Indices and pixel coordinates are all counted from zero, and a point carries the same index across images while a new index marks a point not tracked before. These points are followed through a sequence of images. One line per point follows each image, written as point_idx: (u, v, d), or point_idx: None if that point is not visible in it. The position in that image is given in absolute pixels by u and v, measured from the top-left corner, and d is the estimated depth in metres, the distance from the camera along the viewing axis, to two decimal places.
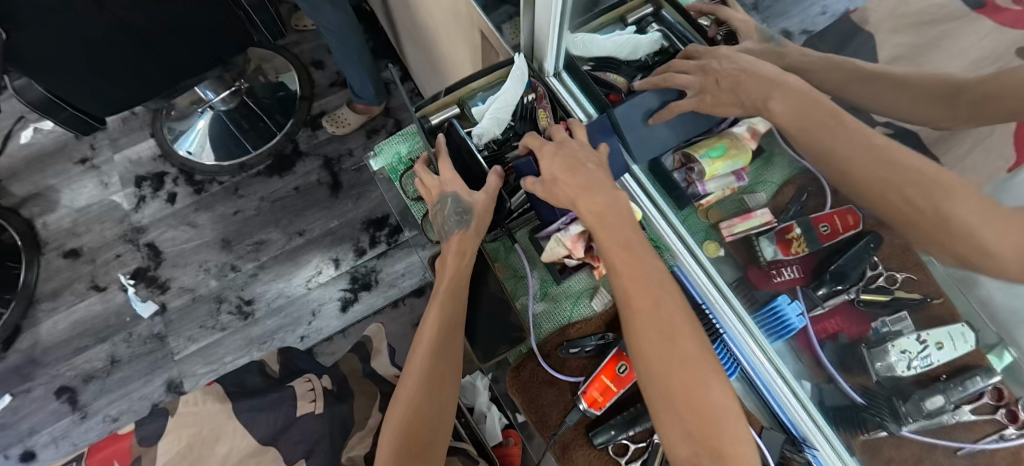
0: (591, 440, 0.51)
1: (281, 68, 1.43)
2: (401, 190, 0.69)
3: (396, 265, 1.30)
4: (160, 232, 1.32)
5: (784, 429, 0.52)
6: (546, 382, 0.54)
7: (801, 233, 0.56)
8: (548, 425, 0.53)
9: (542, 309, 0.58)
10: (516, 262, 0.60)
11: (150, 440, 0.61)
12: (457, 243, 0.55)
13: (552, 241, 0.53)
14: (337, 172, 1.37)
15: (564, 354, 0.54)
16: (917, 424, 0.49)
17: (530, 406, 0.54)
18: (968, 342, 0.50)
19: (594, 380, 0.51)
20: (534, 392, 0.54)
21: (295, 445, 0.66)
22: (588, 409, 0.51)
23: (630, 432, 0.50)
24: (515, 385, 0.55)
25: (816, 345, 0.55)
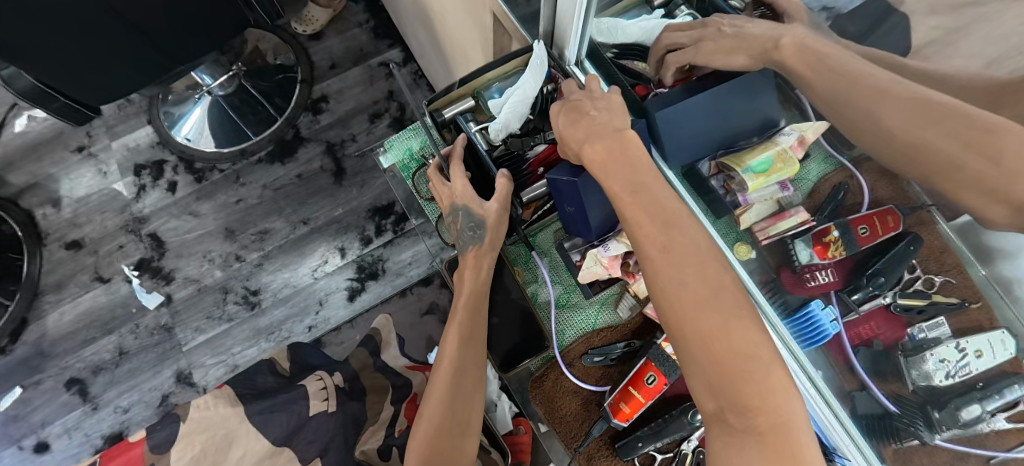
0: (617, 452, 0.50)
1: (280, 50, 1.38)
2: (413, 188, 0.66)
3: (402, 254, 1.28)
4: (162, 222, 1.29)
5: (815, 438, 0.51)
6: (569, 391, 0.53)
7: (839, 236, 0.54)
8: (573, 435, 0.52)
9: (564, 316, 0.56)
10: (536, 269, 0.58)
11: (163, 447, 0.59)
12: (473, 258, 0.55)
13: (588, 260, 0.53)
14: (340, 158, 1.34)
15: (588, 363, 0.53)
16: (951, 432, 0.48)
17: (552, 415, 0.53)
18: (1009, 350, 0.48)
19: (621, 391, 0.49)
20: (556, 401, 0.53)
21: (309, 445, 0.65)
22: (615, 420, 0.50)
23: (658, 443, 0.48)
24: (538, 395, 0.53)
25: (849, 351, 0.53)
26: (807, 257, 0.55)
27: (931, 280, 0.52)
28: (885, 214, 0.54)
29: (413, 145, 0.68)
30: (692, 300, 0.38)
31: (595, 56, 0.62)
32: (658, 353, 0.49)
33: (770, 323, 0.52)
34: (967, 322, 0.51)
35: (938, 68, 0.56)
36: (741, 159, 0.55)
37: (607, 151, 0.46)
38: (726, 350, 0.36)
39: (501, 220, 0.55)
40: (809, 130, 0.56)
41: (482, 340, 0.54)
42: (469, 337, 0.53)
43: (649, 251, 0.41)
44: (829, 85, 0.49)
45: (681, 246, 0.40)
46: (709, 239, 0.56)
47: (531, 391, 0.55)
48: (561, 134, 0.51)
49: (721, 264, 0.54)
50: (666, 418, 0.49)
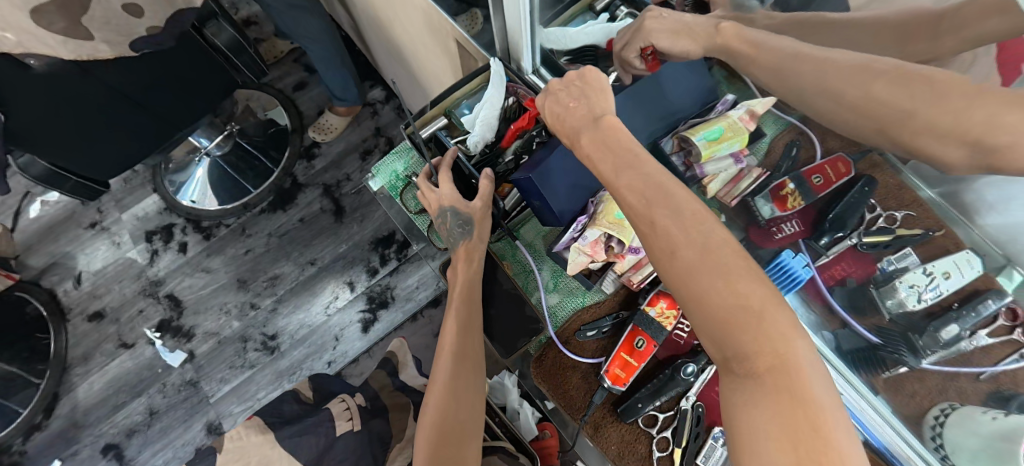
0: (619, 415, 0.53)
1: (268, 104, 1.46)
2: (403, 206, 0.71)
3: (408, 279, 1.32)
4: (177, 282, 1.35)
5: None
6: (568, 367, 0.56)
7: (795, 188, 0.58)
8: (577, 407, 0.55)
9: (555, 300, 0.59)
10: (523, 259, 0.63)
11: None
12: (464, 251, 0.60)
13: (572, 251, 0.54)
14: (338, 198, 1.39)
15: (582, 337, 0.56)
16: (937, 355, 0.51)
17: (556, 391, 0.56)
18: (975, 269, 0.52)
19: (614, 358, 0.54)
20: (559, 379, 0.56)
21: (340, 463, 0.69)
22: (612, 386, 0.53)
23: (656, 402, 0.52)
24: (540, 375, 0.57)
25: (825, 292, 0.56)
26: (771, 211, 0.58)
27: (892, 217, 0.56)
28: (835, 161, 0.57)
29: (398, 167, 0.72)
30: (683, 269, 0.40)
31: (549, 62, 0.66)
32: (643, 317, 0.54)
33: None
34: (933, 249, 0.55)
35: (867, 22, 0.62)
36: (695, 130, 0.58)
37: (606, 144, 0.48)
38: (727, 307, 0.38)
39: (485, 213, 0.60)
40: (758, 103, 0.59)
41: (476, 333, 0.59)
42: (467, 331, 0.58)
43: (644, 231, 0.42)
44: (782, 60, 0.54)
45: (666, 221, 0.41)
46: None
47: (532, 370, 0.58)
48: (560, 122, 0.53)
49: None
50: (663, 377, 0.53)
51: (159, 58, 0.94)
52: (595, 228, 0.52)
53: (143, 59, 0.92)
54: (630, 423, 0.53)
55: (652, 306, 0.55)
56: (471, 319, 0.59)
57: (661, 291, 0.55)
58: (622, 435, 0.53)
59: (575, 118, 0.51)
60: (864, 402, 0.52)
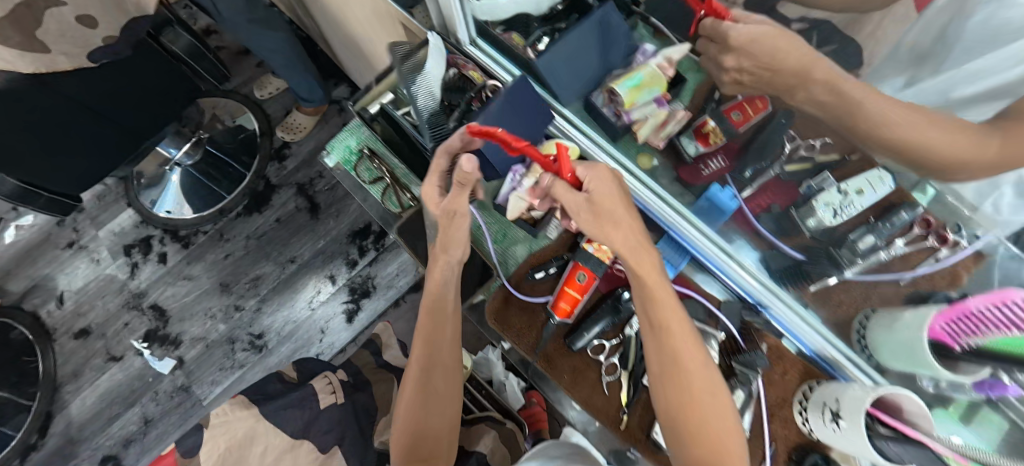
0: (570, 346, 0.58)
1: (236, 111, 1.48)
2: (358, 177, 0.77)
3: (387, 267, 1.35)
4: (160, 292, 1.37)
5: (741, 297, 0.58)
6: (521, 308, 0.60)
7: (716, 126, 0.62)
8: (529, 343, 0.60)
9: (503, 248, 0.67)
10: (470, 214, 0.69)
11: (192, 451, 0.64)
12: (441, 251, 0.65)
13: (513, 199, 0.62)
14: (312, 195, 1.41)
15: (532, 280, 0.61)
16: (859, 266, 0.56)
17: (510, 331, 0.60)
18: (886, 184, 0.57)
19: (562, 294, 0.58)
20: (509, 318, 0.60)
21: (325, 434, 0.74)
22: (562, 320, 0.58)
23: (598, 329, 0.58)
24: (497, 318, 0.60)
25: (751, 220, 0.60)
26: (696, 149, 0.62)
27: (812, 145, 0.60)
28: (754, 99, 0.62)
29: (351, 142, 0.77)
30: (687, 396, 0.49)
31: (483, 33, 0.67)
32: (584, 254, 0.59)
33: (689, 222, 0.59)
34: (850, 170, 0.59)
35: None
36: (618, 80, 0.62)
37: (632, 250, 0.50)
38: (709, 420, 0.48)
39: (447, 214, 0.59)
40: (674, 51, 0.63)
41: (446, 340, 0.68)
42: (435, 320, 0.67)
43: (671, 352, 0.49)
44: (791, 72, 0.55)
45: (689, 358, 0.49)
46: (616, 161, 0.63)
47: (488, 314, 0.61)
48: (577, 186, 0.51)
49: (634, 180, 0.61)
50: (600, 307, 0.59)
51: (119, 68, 0.96)
52: (532, 174, 0.58)
53: (104, 70, 0.93)
54: (580, 354, 0.58)
55: (591, 243, 0.60)
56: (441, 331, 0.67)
57: None
58: (573, 365, 0.58)
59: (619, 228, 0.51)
60: (795, 316, 0.55)
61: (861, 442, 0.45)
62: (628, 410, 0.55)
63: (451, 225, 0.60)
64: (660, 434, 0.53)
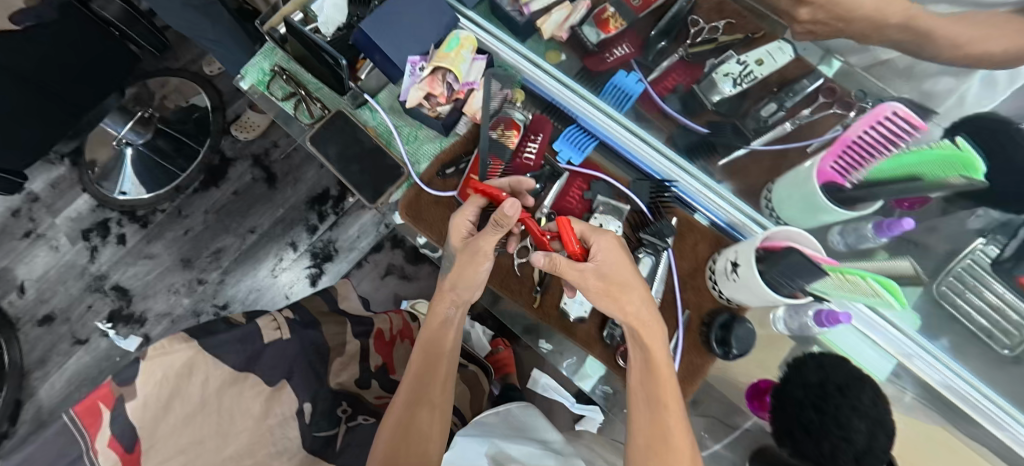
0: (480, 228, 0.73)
1: (189, 93, 1.44)
2: (272, 96, 0.84)
3: (349, 231, 1.34)
4: (122, 273, 1.36)
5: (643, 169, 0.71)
6: (440, 202, 0.74)
7: (615, 12, 0.70)
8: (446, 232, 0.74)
9: (411, 147, 0.79)
10: (384, 122, 0.80)
11: (127, 379, 0.63)
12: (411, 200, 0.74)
13: (411, 89, 0.71)
14: (268, 165, 1.39)
15: (445, 178, 0.73)
16: (766, 137, 0.65)
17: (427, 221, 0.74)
18: (786, 54, 0.67)
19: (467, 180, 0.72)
20: (425, 211, 0.74)
21: (270, 369, 0.77)
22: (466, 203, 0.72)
23: None
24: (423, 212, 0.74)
25: (658, 102, 0.70)
26: (600, 37, 0.71)
27: (714, 27, 0.70)
28: None
29: (266, 66, 0.85)
30: (659, 434, 0.55)
31: None
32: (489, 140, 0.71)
33: (602, 112, 0.70)
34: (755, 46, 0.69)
35: None
36: None
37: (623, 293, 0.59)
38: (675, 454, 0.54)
39: (467, 250, 0.67)
40: None
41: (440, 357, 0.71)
42: (427, 357, 0.71)
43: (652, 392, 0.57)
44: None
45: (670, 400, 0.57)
46: (527, 59, 0.74)
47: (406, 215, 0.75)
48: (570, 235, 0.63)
49: (535, 70, 0.73)
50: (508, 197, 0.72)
51: (48, 34, 0.95)
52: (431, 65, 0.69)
53: (38, 43, 0.94)
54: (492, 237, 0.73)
55: (495, 130, 0.71)
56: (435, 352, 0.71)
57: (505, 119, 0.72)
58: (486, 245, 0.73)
59: (625, 288, 0.59)
60: (691, 179, 0.67)
61: (754, 283, 0.57)
62: (540, 287, 0.77)
63: (470, 262, 0.67)
64: (569, 303, 0.76)
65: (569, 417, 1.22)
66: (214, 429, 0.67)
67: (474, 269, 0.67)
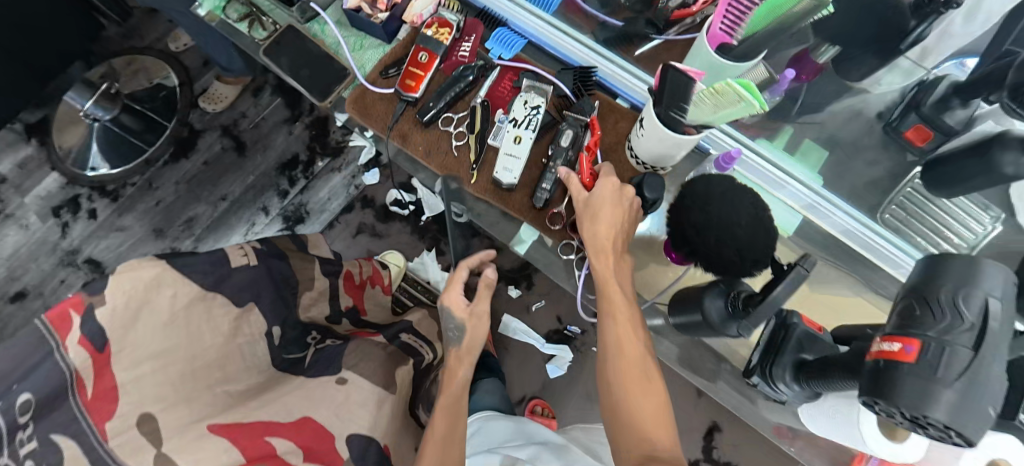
0: (420, 120, 0.76)
1: (156, 70, 1.46)
2: (226, 17, 0.88)
3: (319, 193, 1.37)
4: (95, 246, 1.37)
5: (564, 63, 0.79)
6: (380, 98, 0.78)
7: None
8: (386, 126, 0.77)
9: (359, 57, 0.84)
10: (331, 36, 0.85)
11: (95, 289, 0.63)
12: (358, 98, 0.78)
13: None
14: (237, 135, 1.42)
15: (386, 77, 0.78)
16: (675, 30, 0.73)
17: (366, 115, 0.78)
18: None
19: (407, 73, 0.76)
20: (371, 106, 0.78)
21: (238, 292, 0.79)
22: (408, 95, 0.75)
23: (445, 101, 0.75)
24: (365, 109, 0.78)
25: (582, 5, 0.80)
26: None
27: None
28: None
29: None
30: (637, 372, 0.61)
31: None
32: (425, 38, 0.76)
33: (531, 15, 0.79)
34: None
35: None
36: None
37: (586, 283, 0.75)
38: (648, 390, 0.60)
39: (474, 315, 0.89)
40: None
41: (459, 408, 0.79)
42: (450, 413, 0.78)
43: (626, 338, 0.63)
44: None
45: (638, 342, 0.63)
46: None
47: (350, 108, 0.78)
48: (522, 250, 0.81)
49: None
50: (445, 87, 0.76)
51: None
52: None
53: None
54: (428, 128, 0.76)
55: (430, 30, 0.77)
56: (456, 403, 0.80)
57: (438, 19, 0.78)
58: (424, 136, 0.76)
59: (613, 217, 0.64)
60: (611, 65, 0.76)
61: (655, 130, 0.59)
62: (477, 163, 0.74)
63: (477, 323, 0.90)
64: (500, 170, 0.72)
65: (540, 358, 1.27)
66: (184, 340, 0.70)
67: (482, 330, 0.90)
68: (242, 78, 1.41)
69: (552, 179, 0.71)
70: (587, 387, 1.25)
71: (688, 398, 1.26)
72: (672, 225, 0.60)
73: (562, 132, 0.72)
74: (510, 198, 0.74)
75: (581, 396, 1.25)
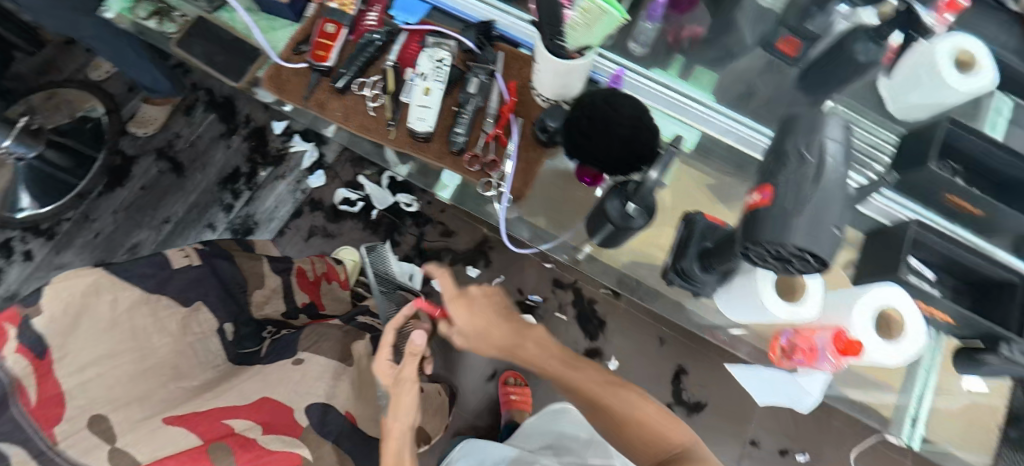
0: (336, 87, 0.76)
1: (77, 100, 1.40)
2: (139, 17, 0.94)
3: (265, 202, 1.36)
4: (34, 289, 1.31)
5: (465, 20, 0.83)
6: (294, 71, 0.77)
7: None
8: (302, 97, 0.77)
9: (269, 37, 0.85)
10: (240, 21, 0.87)
11: (28, 299, 0.62)
12: (273, 75, 0.77)
13: None
14: (173, 156, 1.40)
15: (298, 52, 0.77)
16: None
17: (283, 89, 0.77)
18: None
19: (318, 44, 0.76)
20: (287, 83, 0.77)
21: (184, 293, 0.78)
22: (320, 65, 0.75)
23: (358, 66, 0.76)
24: (281, 83, 0.77)
25: None
26: None
27: None
28: None
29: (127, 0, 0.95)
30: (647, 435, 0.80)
31: None
32: (331, 12, 0.78)
33: None
34: None
35: None
36: None
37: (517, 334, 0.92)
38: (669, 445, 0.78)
39: (399, 381, 0.76)
40: None
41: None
42: None
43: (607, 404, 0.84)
44: None
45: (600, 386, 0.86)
46: None
47: (267, 86, 0.77)
48: (466, 325, 0.91)
49: None
50: (357, 53, 0.77)
51: None
52: None
53: None
54: (343, 94, 0.76)
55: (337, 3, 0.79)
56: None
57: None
58: (341, 103, 0.77)
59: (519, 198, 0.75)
60: (508, 18, 0.81)
61: (547, 63, 0.63)
62: (394, 120, 0.75)
63: (405, 391, 0.75)
64: (414, 121, 0.72)
65: None
66: (133, 343, 0.69)
67: (409, 394, 0.75)
68: (170, 99, 1.39)
69: (464, 125, 0.73)
70: None
71: (651, 347, 1.32)
72: (570, 144, 0.64)
73: (469, 81, 0.75)
74: (428, 148, 0.75)
75: None
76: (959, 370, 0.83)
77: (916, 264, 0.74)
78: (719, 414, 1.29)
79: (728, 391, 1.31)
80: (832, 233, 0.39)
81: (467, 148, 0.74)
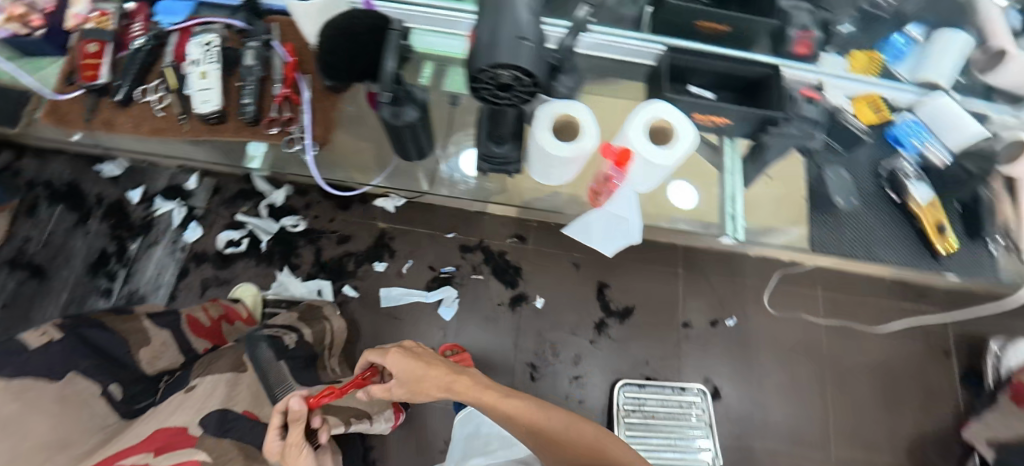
0: (122, 101, 0.89)
1: None
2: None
3: (146, 273, 1.29)
4: None
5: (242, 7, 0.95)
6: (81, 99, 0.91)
7: None
8: (102, 119, 0.90)
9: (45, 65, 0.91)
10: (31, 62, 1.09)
11: None
12: (63, 108, 0.90)
13: None
14: (28, 262, 1.29)
15: (71, 83, 0.90)
16: None
17: (74, 116, 0.91)
18: None
19: (87, 66, 0.88)
20: (69, 111, 0.90)
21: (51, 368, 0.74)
22: (97, 83, 0.88)
23: (138, 77, 0.88)
24: (75, 113, 0.90)
25: None
26: None
27: None
28: None
29: None
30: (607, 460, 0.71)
31: None
32: (97, 34, 0.90)
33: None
34: None
35: None
36: None
37: (452, 372, 0.79)
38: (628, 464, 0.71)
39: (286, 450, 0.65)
40: None
41: None
42: None
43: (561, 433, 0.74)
44: None
45: (560, 419, 0.76)
46: None
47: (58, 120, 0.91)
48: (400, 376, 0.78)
49: None
50: (135, 64, 0.89)
51: None
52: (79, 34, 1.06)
53: None
54: (137, 104, 0.89)
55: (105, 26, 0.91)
56: None
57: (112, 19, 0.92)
58: (136, 112, 0.89)
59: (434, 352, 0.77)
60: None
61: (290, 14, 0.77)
62: (184, 113, 0.87)
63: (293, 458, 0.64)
64: (199, 104, 0.84)
65: (431, 309, 1.31)
66: None
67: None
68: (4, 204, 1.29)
69: (248, 94, 0.84)
70: (483, 309, 1.32)
71: (569, 273, 1.38)
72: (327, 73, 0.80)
73: (245, 54, 0.85)
74: (225, 127, 0.87)
75: (481, 321, 1.31)
76: (758, 166, 0.97)
77: (695, 89, 0.93)
78: (648, 309, 1.37)
79: (649, 288, 1.39)
80: (522, 49, 0.58)
81: (261, 116, 0.86)
